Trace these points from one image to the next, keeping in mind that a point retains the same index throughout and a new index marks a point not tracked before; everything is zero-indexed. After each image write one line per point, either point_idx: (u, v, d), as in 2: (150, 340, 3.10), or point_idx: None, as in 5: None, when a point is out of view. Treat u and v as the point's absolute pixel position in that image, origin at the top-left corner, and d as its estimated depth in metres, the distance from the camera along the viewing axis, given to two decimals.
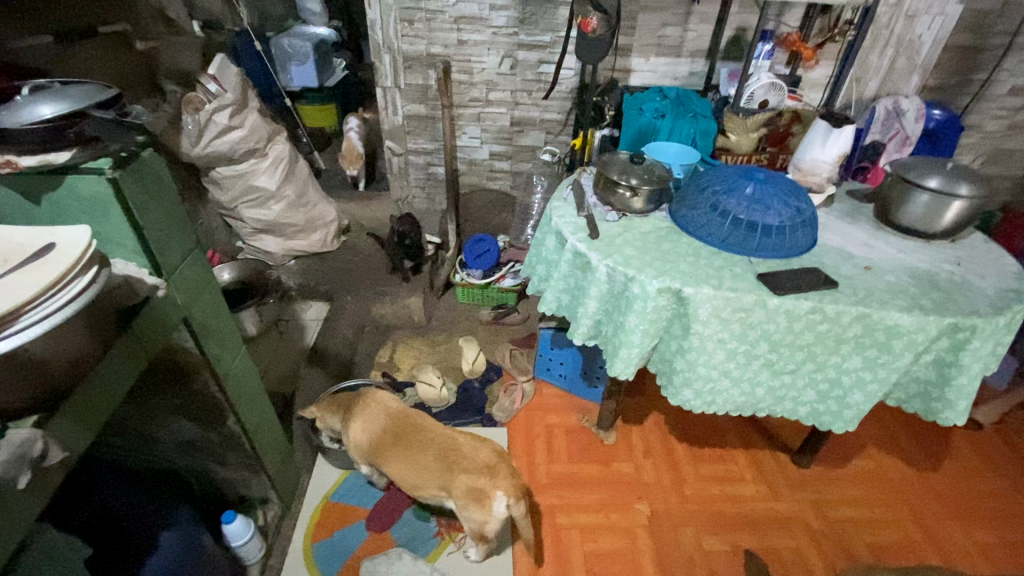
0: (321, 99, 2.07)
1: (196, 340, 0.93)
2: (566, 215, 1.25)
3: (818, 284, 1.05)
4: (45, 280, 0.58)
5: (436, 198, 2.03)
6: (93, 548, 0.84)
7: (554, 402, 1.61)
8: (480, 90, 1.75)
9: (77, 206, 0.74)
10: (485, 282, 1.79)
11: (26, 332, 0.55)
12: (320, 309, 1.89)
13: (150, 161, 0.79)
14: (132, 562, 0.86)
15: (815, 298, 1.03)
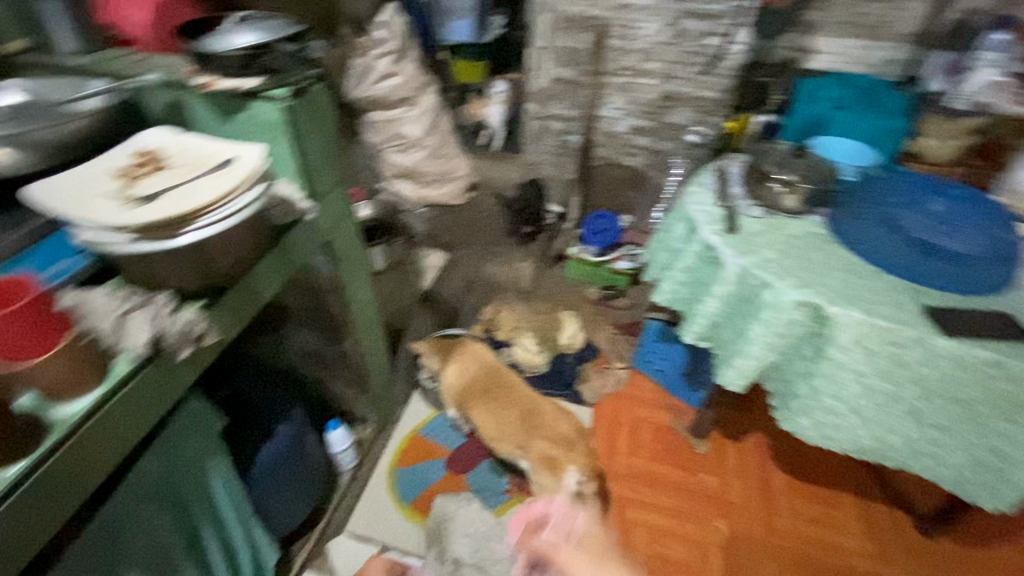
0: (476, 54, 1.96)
1: (333, 262, 1.03)
2: (703, 203, 1.16)
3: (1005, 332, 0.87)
4: (225, 189, 0.67)
5: (566, 167, 1.98)
6: (230, 421, 0.99)
7: (646, 396, 1.54)
8: (634, 58, 1.65)
9: (254, 129, 0.82)
10: (599, 261, 1.76)
11: (202, 231, 0.64)
12: (439, 258, 1.98)
13: (318, 96, 0.85)
14: (255, 441, 1.00)
15: (995, 348, 0.85)
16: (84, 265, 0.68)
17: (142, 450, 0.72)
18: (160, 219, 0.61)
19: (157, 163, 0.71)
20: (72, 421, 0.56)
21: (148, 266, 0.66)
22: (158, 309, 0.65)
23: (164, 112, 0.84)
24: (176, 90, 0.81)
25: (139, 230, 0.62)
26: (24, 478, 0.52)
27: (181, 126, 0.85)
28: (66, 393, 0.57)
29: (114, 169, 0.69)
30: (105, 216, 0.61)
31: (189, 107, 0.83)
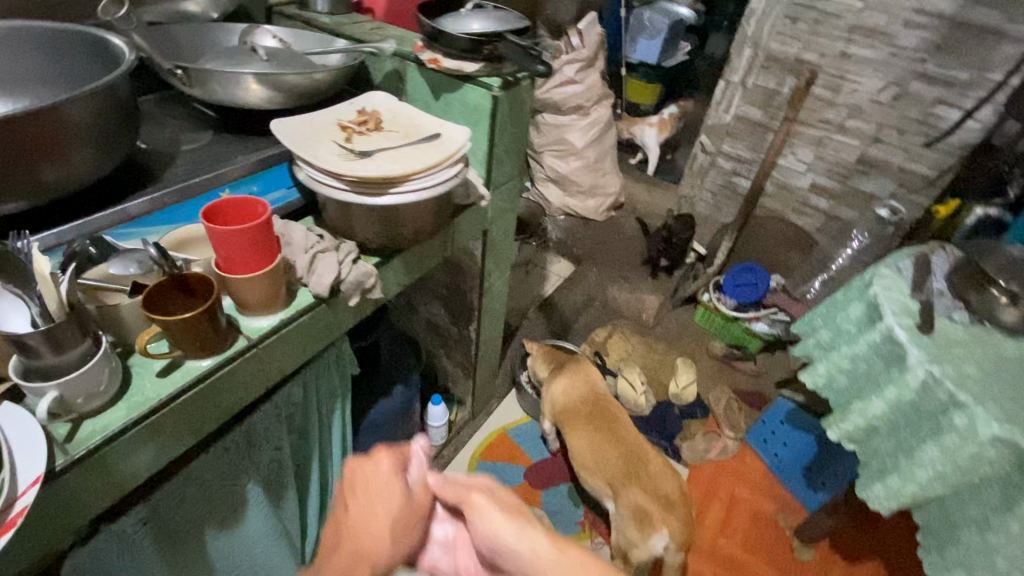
0: (653, 76, 2.05)
1: (484, 250, 1.05)
2: (893, 289, 1.00)
3: None
4: (430, 162, 0.69)
5: (723, 209, 1.85)
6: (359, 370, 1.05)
7: (753, 476, 1.40)
8: (837, 113, 1.50)
9: (459, 110, 0.85)
10: (734, 315, 1.66)
11: (400, 197, 0.67)
12: (565, 268, 1.85)
13: (525, 90, 0.86)
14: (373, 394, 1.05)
15: None
16: (294, 199, 0.75)
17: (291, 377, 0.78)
18: (371, 177, 0.65)
19: (375, 124, 0.76)
20: (257, 335, 0.62)
21: (344, 215, 0.71)
22: (344, 257, 0.69)
23: (383, 79, 0.91)
24: (402, 61, 0.86)
25: (351, 183, 0.66)
26: (211, 372, 0.58)
27: (394, 94, 0.91)
28: (259, 309, 0.62)
29: (340, 121, 0.75)
30: (329, 163, 0.66)
31: (407, 78, 0.88)
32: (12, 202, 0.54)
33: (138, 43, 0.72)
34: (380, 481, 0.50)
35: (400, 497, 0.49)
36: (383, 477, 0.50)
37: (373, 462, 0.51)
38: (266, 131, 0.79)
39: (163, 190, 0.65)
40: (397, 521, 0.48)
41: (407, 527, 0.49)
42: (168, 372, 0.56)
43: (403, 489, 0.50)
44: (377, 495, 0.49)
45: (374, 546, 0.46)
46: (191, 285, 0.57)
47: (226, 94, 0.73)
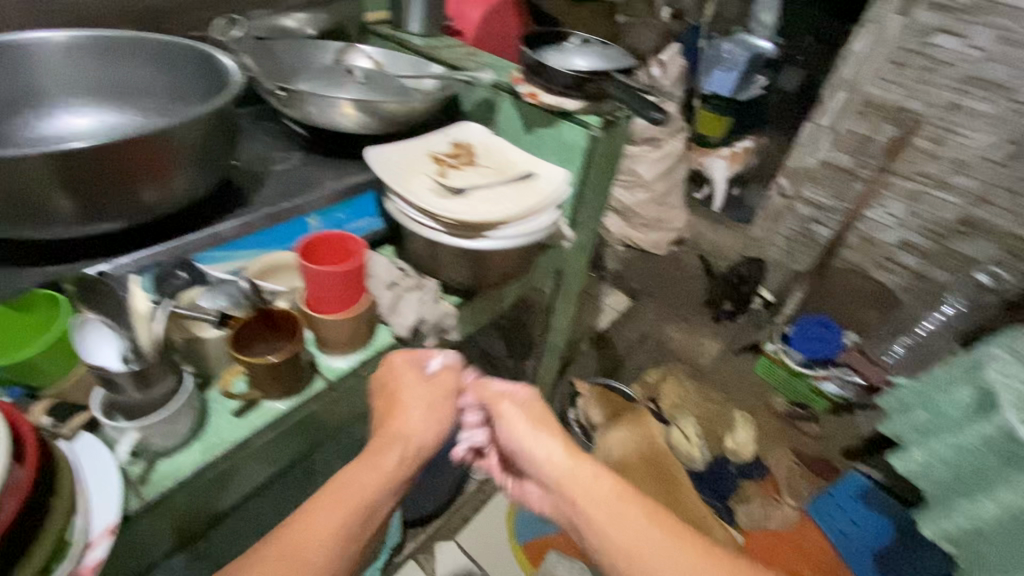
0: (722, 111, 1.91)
1: (555, 289, 1.00)
2: (1010, 375, 0.88)
3: None
4: (528, 205, 0.65)
5: (796, 257, 1.75)
6: None
7: (812, 551, 1.30)
8: (939, 167, 1.39)
9: (551, 146, 0.81)
10: (800, 370, 1.54)
11: (495, 243, 0.63)
12: (620, 301, 1.77)
13: (623, 130, 0.81)
14: None
15: None
16: (377, 228, 0.75)
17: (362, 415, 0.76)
18: (467, 221, 0.62)
19: (468, 159, 0.73)
20: (335, 377, 0.58)
21: (432, 251, 0.68)
22: (426, 297, 0.66)
23: (474, 108, 0.88)
24: (497, 91, 0.83)
25: (445, 224, 0.63)
26: (285, 414, 0.55)
27: (483, 123, 0.88)
28: (339, 348, 0.59)
29: (433, 154, 0.72)
30: (424, 201, 0.63)
31: (499, 109, 0.84)
32: (110, 219, 0.52)
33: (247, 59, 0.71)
34: (411, 377, 0.60)
35: (430, 387, 0.61)
36: (420, 374, 0.62)
37: (402, 361, 0.61)
38: (355, 155, 0.77)
39: (252, 212, 0.62)
40: (424, 403, 0.60)
41: (441, 407, 0.62)
42: (244, 413, 0.53)
43: (430, 381, 0.62)
44: (423, 391, 0.61)
45: (409, 428, 0.58)
46: (276, 320, 0.55)
47: (323, 116, 0.71)
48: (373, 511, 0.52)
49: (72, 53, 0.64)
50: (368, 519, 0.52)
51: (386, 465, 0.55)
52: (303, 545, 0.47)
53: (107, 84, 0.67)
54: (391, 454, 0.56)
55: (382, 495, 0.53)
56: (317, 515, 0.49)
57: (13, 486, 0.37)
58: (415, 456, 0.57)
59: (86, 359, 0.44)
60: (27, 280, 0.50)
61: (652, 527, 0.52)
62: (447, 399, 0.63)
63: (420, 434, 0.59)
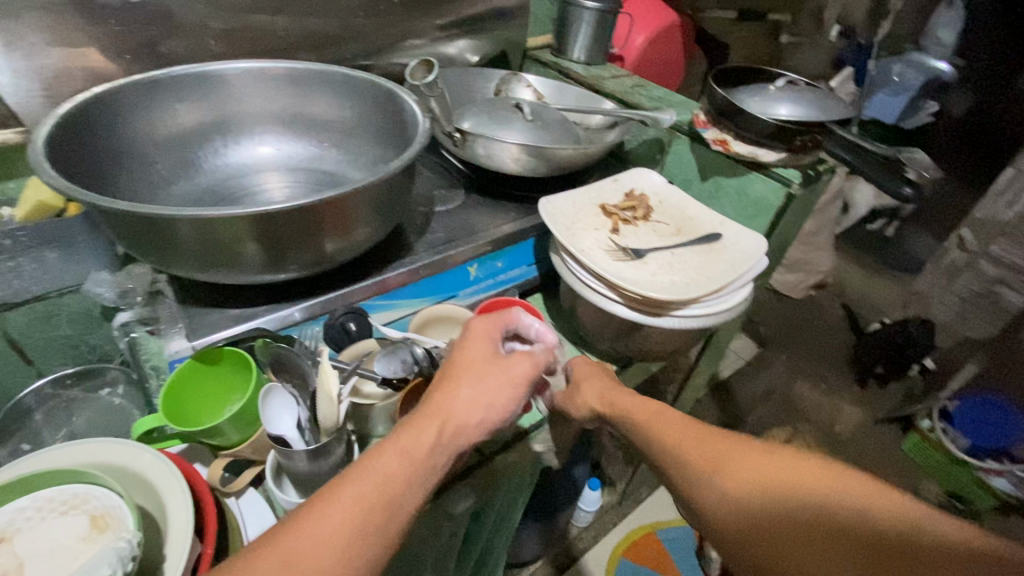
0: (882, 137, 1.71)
1: (703, 349, 0.90)
2: None
3: None
4: (719, 279, 0.56)
5: (971, 322, 1.49)
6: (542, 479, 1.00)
7: None
8: None
9: (732, 199, 0.72)
10: (963, 458, 1.28)
11: (682, 320, 0.55)
12: (747, 347, 1.63)
13: (820, 186, 0.71)
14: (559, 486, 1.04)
15: None
16: (532, 277, 0.71)
17: (519, 495, 0.72)
18: (653, 294, 0.54)
19: (643, 212, 0.66)
20: (489, 450, 0.54)
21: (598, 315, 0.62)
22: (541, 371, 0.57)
23: (642, 148, 0.80)
24: (674, 133, 0.75)
25: (624, 294, 0.56)
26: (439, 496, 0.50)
27: (651, 165, 0.80)
28: None
29: (604, 206, 0.65)
30: (601, 265, 0.57)
31: (672, 151, 0.77)
32: (291, 269, 0.51)
33: (429, 100, 0.70)
34: (474, 345, 0.46)
35: (491, 358, 0.46)
36: (481, 348, 0.46)
37: (479, 327, 0.48)
38: (516, 196, 0.73)
39: (419, 260, 0.59)
40: (476, 367, 0.45)
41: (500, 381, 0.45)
42: None
43: (494, 361, 0.45)
44: (481, 363, 0.45)
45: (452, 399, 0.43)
46: None
47: (492, 158, 0.66)
48: (397, 517, 0.36)
49: (261, 82, 0.65)
50: (391, 533, 0.36)
51: (417, 451, 0.39)
52: (300, 557, 0.32)
53: (288, 118, 0.68)
54: (426, 433, 0.40)
55: (410, 490, 0.38)
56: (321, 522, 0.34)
57: (195, 564, 0.37)
58: (453, 439, 0.41)
59: (266, 426, 0.42)
60: (213, 327, 0.50)
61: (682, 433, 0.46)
62: (516, 379, 0.45)
63: (469, 413, 0.42)
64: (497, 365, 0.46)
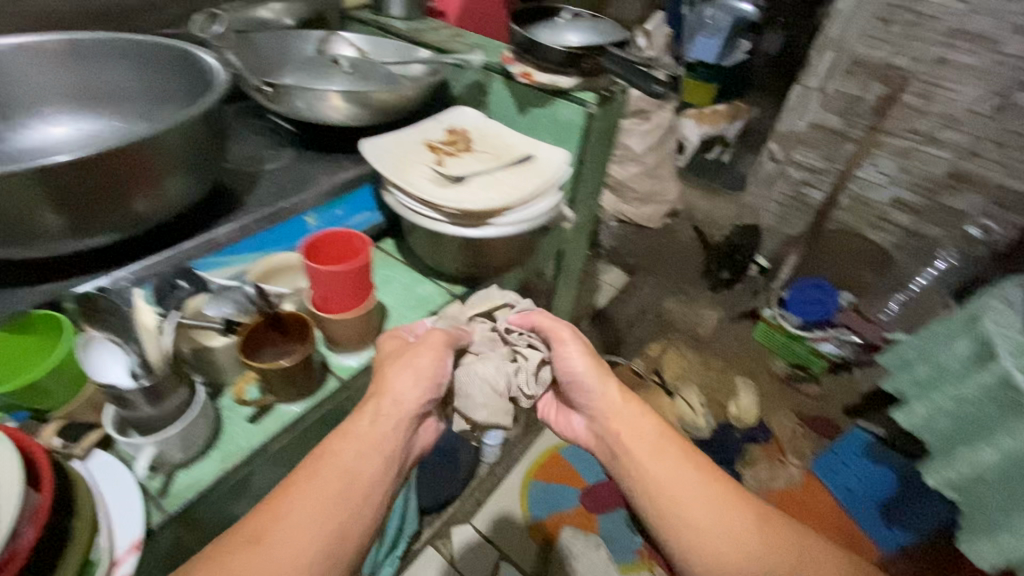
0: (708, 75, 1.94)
1: (557, 271, 1.00)
2: (1006, 325, 0.94)
3: None
4: (529, 190, 0.64)
5: (789, 222, 1.76)
6: None
7: (819, 509, 1.30)
8: (929, 123, 1.39)
9: (546, 126, 0.79)
10: (798, 333, 1.53)
11: (502, 230, 0.63)
12: (619, 278, 1.81)
13: (616, 106, 0.81)
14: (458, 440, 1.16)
15: None
16: (376, 221, 0.74)
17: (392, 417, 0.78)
18: (473, 208, 0.61)
19: (464, 145, 0.71)
20: (347, 374, 0.58)
21: (436, 241, 0.67)
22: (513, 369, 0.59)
23: (466, 92, 0.86)
24: (488, 73, 0.81)
25: (448, 214, 0.62)
26: (301, 417, 0.54)
27: (477, 107, 0.86)
28: (348, 346, 0.59)
29: (429, 142, 0.71)
30: (424, 191, 0.62)
31: (490, 91, 0.83)
32: (102, 233, 0.50)
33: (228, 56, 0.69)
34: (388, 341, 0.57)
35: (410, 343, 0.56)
36: (395, 341, 0.57)
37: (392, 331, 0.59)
38: (347, 148, 0.75)
39: (250, 214, 0.61)
40: (397, 358, 0.55)
41: (423, 360, 0.55)
42: (260, 417, 0.53)
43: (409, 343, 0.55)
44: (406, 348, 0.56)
45: (383, 383, 0.54)
46: (285, 324, 0.54)
47: (316, 110, 0.69)
48: (357, 485, 0.49)
49: (36, 58, 0.61)
50: (358, 496, 0.49)
51: (358, 429, 0.51)
52: (288, 543, 0.44)
53: (81, 95, 0.65)
54: (362, 418, 0.52)
55: (363, 462, 0.50)
56: (293, 503, 0.46)
57: (33, 511, 0.37)
58: (392, 416, 0.53)
59: (92, 375, 0.42)
60: (18, 301, 0.48)
61: (682, 469, 0.56)
62: (426, 347, 0.55)
63: (403, 389, 0.53)
64: (417, 352, 0.55)
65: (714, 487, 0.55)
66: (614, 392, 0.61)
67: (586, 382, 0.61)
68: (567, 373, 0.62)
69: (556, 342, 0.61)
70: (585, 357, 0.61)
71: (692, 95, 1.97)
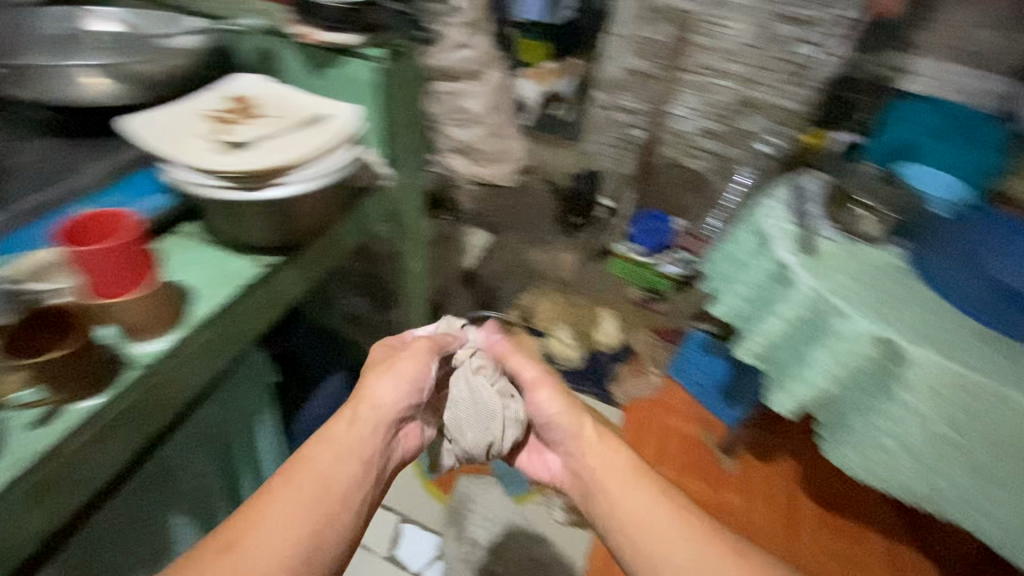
0: None
1: (398, 233, 1.02)
2: (775, 218, 1.13)
3: None
4: (317, 144, 0.65)
5: (625, 164, 1.85)
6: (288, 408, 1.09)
7: (679, 404, 1.60)
8: (715, 58, 1.58)
9: (341, 86, 0.80)
10: (645, 260, 1.71)
11: (292, 187, 0.63)
12: (483, 239, 1.95)
13: (411, 62, 0.84)
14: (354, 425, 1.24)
15: None
16: (170, 205, 0.70)
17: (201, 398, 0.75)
18: (255, 169, 0.61)
19: (252, 112, 0.70)
20: (150, 359, 0.56)
21: (234, 210, 0.66)
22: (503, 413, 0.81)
23: (256, 61, 0.83)
24: (273, 39, 0.80)
25: (232, 179, 0.62)
26: (107, 408, 0.53)
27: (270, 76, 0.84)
28: (146, 331, 0.57)
29: (212, 113, 0.69)
30: (203, 160, 0.61)
31: (281, 59, 0.82)
32: None
33: None
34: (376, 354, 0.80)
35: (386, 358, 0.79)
36: (380, 354, 0.80)
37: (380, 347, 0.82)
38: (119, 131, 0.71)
39: None
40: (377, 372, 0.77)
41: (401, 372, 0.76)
42: (48, 420, 0.50)
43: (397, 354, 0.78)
44: (392, 358, 0.78)
45: (367, 395, 0.75)
46: (54, 319, 0.52)
47: (58, 91, 0.66)
48: (336, 488, 0.66)
49: None
50: (340, 493, 0.66)
51: (338, 436, 0.71)
52: (277, 535, 0.61)
53: None
54: (343, 426, 0.71)
55: (339, 466, 0.68)
56: (275, 509, 0.62)
57: None
58: (366, 420, 0.73)
59: None
60: None
61: (644, 493, 0.72)
62: (409, 358, 0.77)
63: (380, 396, 0.74)
64: (396, 370, 0.76)
65: (676, 514, 0.69)
66: (583, 430, 0.80)
67: (557, 418, 0.82)
68: (541, 411, 0.83)
69: (536, 390, 0.84)
70: (553, 394, 0.83)
71: (528, 53, 1.70)
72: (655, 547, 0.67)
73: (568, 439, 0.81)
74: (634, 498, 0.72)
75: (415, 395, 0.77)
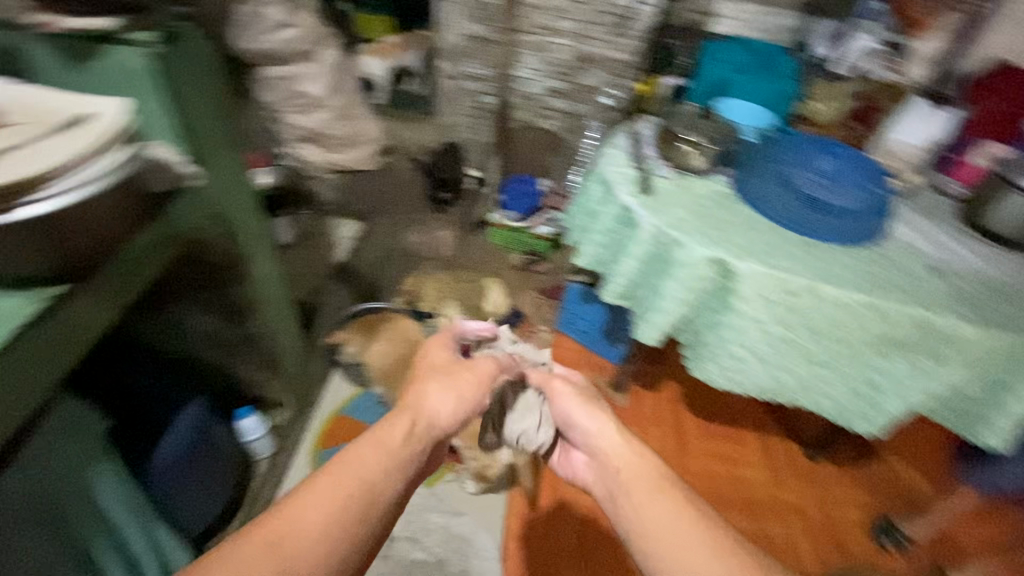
0: None
1: (233, 236, 0.93)
2: (615, 164, 1.20)
3: (867, 278, 1.00)
4: (73, 151, 0.57)
5: (480, 130, 1.87)
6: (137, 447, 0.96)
7: (570, 356, 1.69)
8: (548, 16, 1.61)
9: (112, 79, 0.69)
10: (519, 226, 1.75)
11: (53, 202, 0.56)
12: (353, 228, 1.90)
13: (200, 43, 0.73)
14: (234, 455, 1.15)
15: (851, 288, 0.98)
16: None
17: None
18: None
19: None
20: None
21: None
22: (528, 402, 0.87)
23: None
24: (9, 32, 0.68)
25: None
26: None
27: (18, 75, 0.72)
28: None
29: None
30: None
31: (26, 54, 0.69)
32: None
33: None
34: (436, 357, 0.82)
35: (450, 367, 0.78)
36: (441, 357, 0.82)
37: (435, 344, 0.85)
38: None
39: None
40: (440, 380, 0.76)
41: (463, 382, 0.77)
42: None
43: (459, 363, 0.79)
44: (456, 369, 0.78)
45: (420, 402, 0.72)
46: None
47: None
48: (379, 490, 0.59)
49: None
50: (383, 493, 0.59)
51: (389, 439, 0.65)
52: (300, 534, 0.53)
53: None
54: (395, 428, 0.66)
55: (387, 475, 0.61)
56: (303, 505, 0.55)
57: None
58: (419, 431, 0.68)
59: None
60: None
61: (656, 495, 0.64)
62: (471, 372, 0.78)
63: (439, 405, 0.72)
64: (456, 374, 0.77)
65: (689, 519, 0.61)
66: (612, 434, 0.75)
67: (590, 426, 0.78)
68: (568, 411, 0.82)
69: (550, 388, 0.86)
70: (581, 402, 0.81)
71: (368, 28, 1.72)
72: (659, 543, 0.60)
73: (598, 443, 0.76)
74: (651, 503, 0.64)
75: (467, 403, 0.76)
